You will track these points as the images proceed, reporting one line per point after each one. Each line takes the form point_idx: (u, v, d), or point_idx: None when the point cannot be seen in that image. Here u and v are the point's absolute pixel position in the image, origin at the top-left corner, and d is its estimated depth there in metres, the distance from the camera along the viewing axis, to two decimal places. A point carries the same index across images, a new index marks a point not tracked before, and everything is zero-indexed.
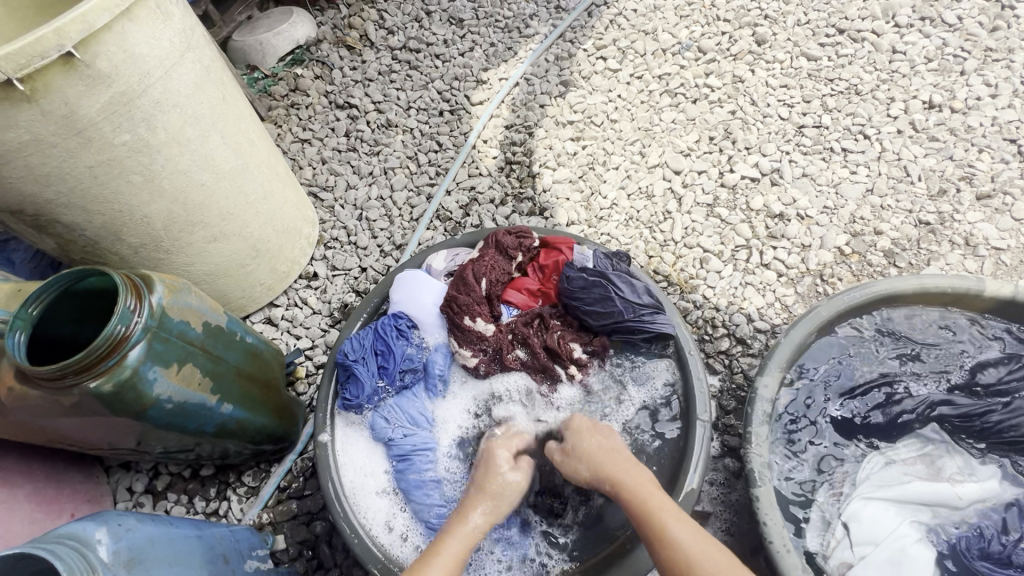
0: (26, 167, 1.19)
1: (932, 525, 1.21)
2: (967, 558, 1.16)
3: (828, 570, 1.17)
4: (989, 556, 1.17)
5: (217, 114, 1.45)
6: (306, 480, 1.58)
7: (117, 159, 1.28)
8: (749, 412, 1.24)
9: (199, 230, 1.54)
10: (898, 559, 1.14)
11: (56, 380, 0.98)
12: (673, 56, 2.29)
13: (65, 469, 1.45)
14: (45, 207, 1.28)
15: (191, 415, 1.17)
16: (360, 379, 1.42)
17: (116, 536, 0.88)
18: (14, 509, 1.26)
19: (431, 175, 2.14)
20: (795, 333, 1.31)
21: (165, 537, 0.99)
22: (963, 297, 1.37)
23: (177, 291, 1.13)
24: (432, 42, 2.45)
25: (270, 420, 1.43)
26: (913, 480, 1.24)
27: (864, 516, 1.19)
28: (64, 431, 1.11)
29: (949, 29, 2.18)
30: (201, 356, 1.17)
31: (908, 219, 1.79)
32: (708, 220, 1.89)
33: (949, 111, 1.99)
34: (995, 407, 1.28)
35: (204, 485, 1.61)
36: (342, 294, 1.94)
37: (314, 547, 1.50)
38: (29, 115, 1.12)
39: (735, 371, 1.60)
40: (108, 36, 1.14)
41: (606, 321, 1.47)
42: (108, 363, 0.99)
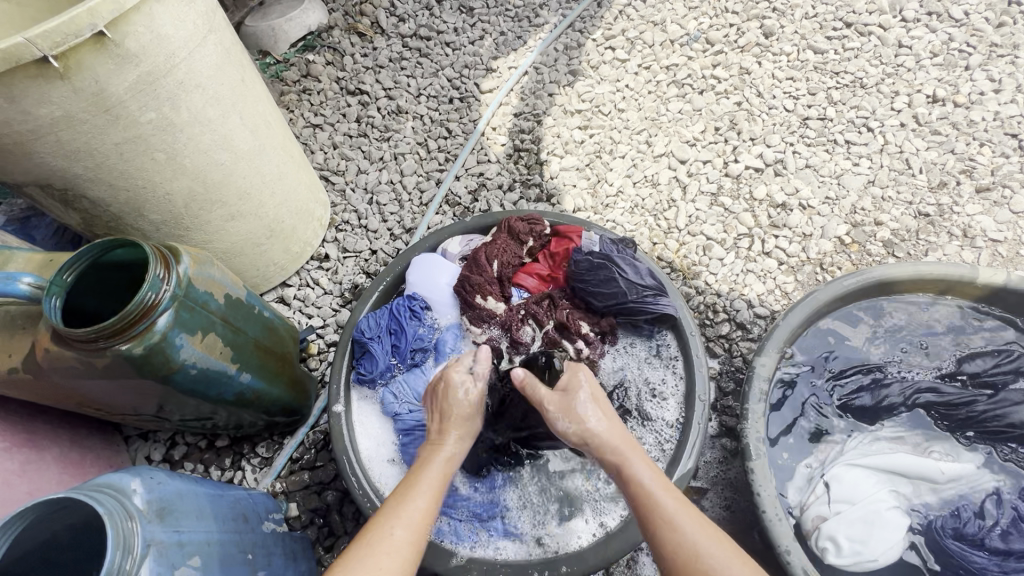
0: (57, 143, 1.24)
1: (911, 498, 1.24)
2: (939, 536, 1.20)
3: (805, 526, 1.21)
4: (961, 537, 1.20)
5: (237, 95, 1.49)
6: (317, 453, 1.64)
7: (143, 137, 1.33)
8: (746, 390, 1.29)
9: (218, 208, 1.59)
10: (872, 520, 1.18)
11: (89, 343, 1.03)
12: (681, 47, 2.32)
13: (88, 436, 1.51)
14: (73, 182, 1.33)
15: (213, 382, 1.23)
16: (375, 355, 1.48)
17: (148, 487, 0.94)
18: (43, 470, 1.32)
19: (441, 161, 2.19)
20: (793, 318, 1.35)
21: (192, 491, 1.05)
22: (956, 285, 1.40)
23: (201, 263, 1.18)
24: (443, 30, 2.48)
25: (285, 391, 1.49)
26: (898, 452, 1.27)
27: (845, 478, 1.23)
28: (93, 394, 1.17)
29: (956, 24, 2.20)
30: (224, 325, 1.22)
31: (908, 211, 1.82)
32: (711, 209, 1.93)
33: (952, 105, 2.02)
34: (980, 398, 1.31)
35: (219, 455, 1.67)
36: (353, 275, 1.99)
37: (325, 515, 1.56)
38: (62, 92, 1.16)
39: (734, 354, 1.65)
40: (137, 17, 1.18)
41: (610, 302, 1.52)
42: (138, 328, 1.05)
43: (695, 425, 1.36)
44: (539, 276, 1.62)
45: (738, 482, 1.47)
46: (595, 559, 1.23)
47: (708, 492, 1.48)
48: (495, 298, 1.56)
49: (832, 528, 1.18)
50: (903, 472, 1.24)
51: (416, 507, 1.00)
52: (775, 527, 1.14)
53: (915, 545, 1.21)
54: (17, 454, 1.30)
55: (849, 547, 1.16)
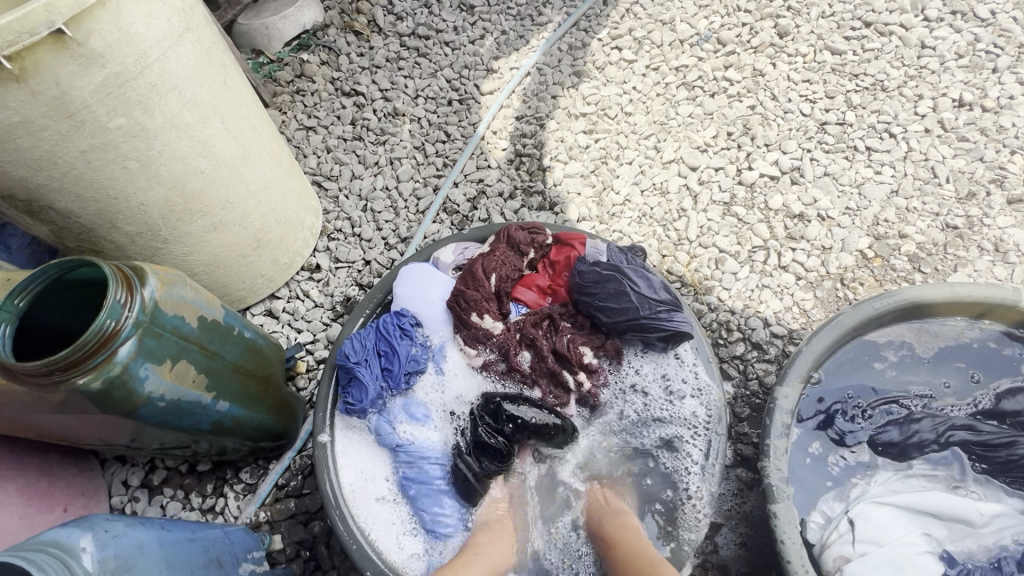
0: (16, 151, 1.14)
1: (945, 543, 1.12)
2: None
3: (825, 565, 1.08)
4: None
5: (217, 98, 1.39)
6: (304, 479, 1.54)
7: (112, 144, 1.22)
8: (768, 422, 1.18)
9: (199, 219, 1.49)
10: (900, 563, 1.05)
11: (41, 376, 0.93)
12: (691, 47, 2.21)
13: (59, 463, 1.42)
14: (37, 192, 1.23)
15: (185, 412, 1.13)
16: (364, 382, 1.36)
17: (101, 543, 0.83)
18: (5, 504, 1.23)
19: (438, 167, 2.08)
20: (816, 343, 1.23)
21: (156, 540, 0.95)
22: (995, 309, 1.25)
23: (171, 284, 1.08)
24: (442, 29, 2.38)
25: (268, 416, 1.38)
26: (933, 491, 1.15)
27: (872, 516, 1.10)
28: (53, 428, 1.07)
29: (982, 24, 2.08)
30: (197, 351, 1.12)
31: (935, 223, 1.71)
32: (724, 219, 1.82)
33: (980, 109, 1.90)
34: (1022, 438, 1.18)
35: (201, 480, 1.57)
36: (345, 287, 1.89)
37: (312, 547, 1.46)
38: (19, 95, 1.06)
39: (749, 377, 1.54)
40: (102, 13, 1.08)
41: (619, 317, 1.41)
42: (96, 360, 0.94)
43: (715, 458, 1.30)
44: (539, 289, 1.52)
45: (755, 516, 1.37)
46: None
47: (723, 527, 1.37)
48: (492, 317, 1.44)
49: (855, 570, 1.04)
50: (937, 514, 1.12)
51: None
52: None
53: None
54: None
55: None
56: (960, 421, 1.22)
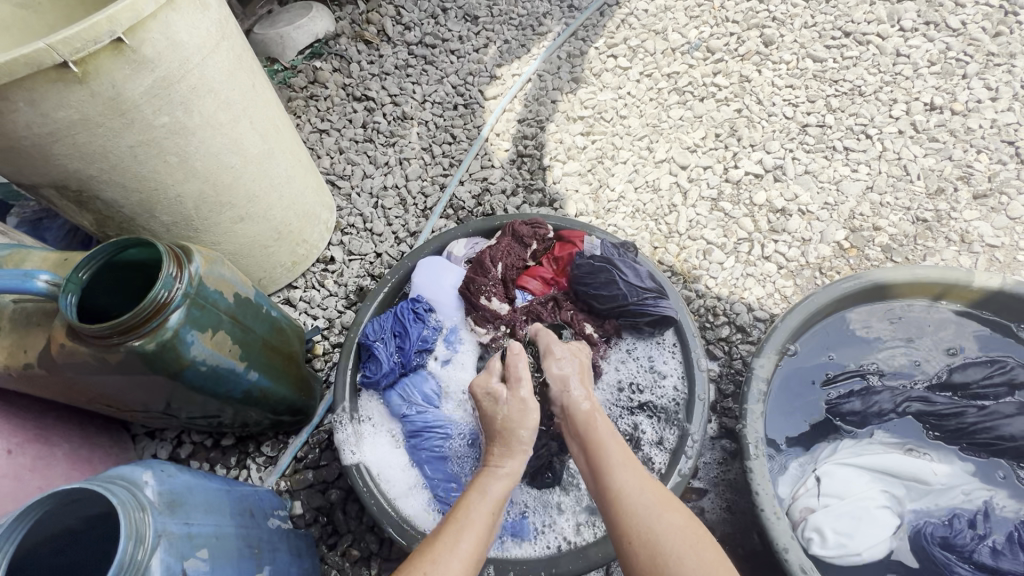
0: (72, 146, 1.27)
1: (904, 500, 1.21)
2: (925, 542, 1.16)
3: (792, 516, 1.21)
4: (949, 546, 1.16)
5: (247, 101, 1.53)
6: (321, 452, 1.66)
7: (156, 140, 1.36)
8: (745, 390, 1.30)
9: (227, 210, 1.62)
10: (859, 515, 1.17)
11: (103, 339, 1.06)
12: (682, 55, 2.36)
13: (97, 434, 1.54)
14: (87, 183, 1.37)
15: (222, 378, 1.25)
16: (379, 357, 1.49)
17: (159, 479, 0.97)
18: (53, 465, 1.35)
19: (445, 166, 2.22)
20: (791, 320, 1.35)
21: (200, 485, 1.08)
22: (953, 289, 1.37)
23: (212, 263, 1.21)
24: (448, 38, 2.53)
25: (291, 390, 1.51)
26: (893, 452, 1.25)
27: (836, 474, 1.22)
28: (105, 390, 1.20)
29: (953, 34, 2.23)
30: (233, 323, 1.25)
31: (906, 217, 1.85)
32: (712, 214, 1.95)
33: (950, 112, 2.04)
34: (969, 409, 1.27)
35: (225, 453, 1.69)
36: (358, 277, 2.02)
37: (329, 513, 1.58)
38: (80, 96, 1.20)
39: (734, 357, 1.67)
40: (154, 24, 1.22)
41: (612, 305, 1.54)
42: (151, 325, 1.07)
43: (696, 426, 1.38)
44: (543, 279, 1.65)
45: (738, 482, 1.49)
46: (599, 556, 1.23)
47: (709, 492, 1.49)
48: (499, 299, 1.59)
49: (819, 519, 1.17)
50: (896, 473, 1.22)
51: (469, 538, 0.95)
52: (773, 526, 1.15)
53: (901, 547, 1.17)
54: (27, 449, 1.32)
55: (836, 540, 1.14)
56: (914, 392, 1.32)
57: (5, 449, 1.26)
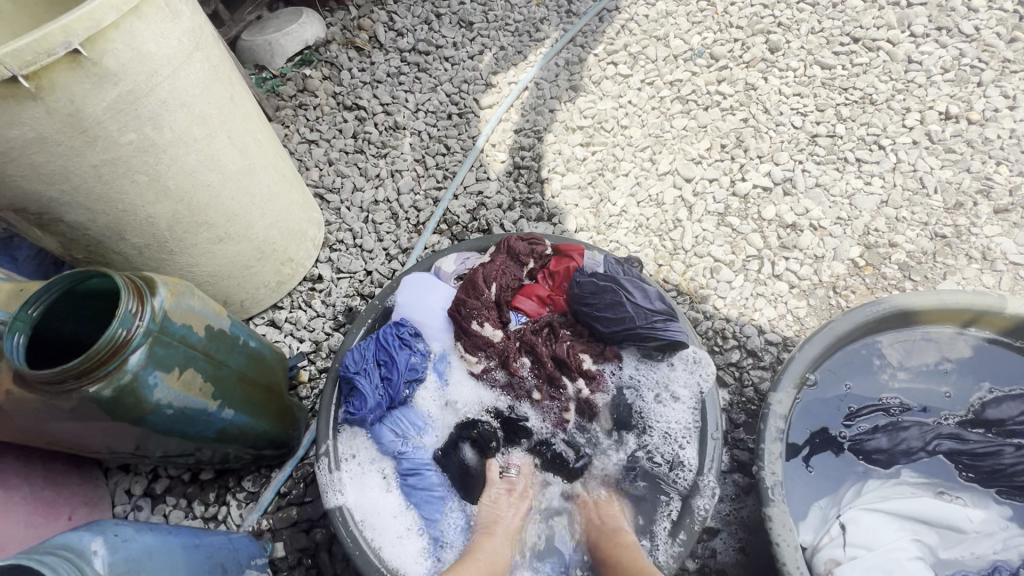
0: (29, 166, 1.17)
1: (936, 550, 1.11)
2: None
3: (816, 568, 1.10)
4: None
5: (223, 114, 1.43)
6: (306, 487, 1.55)
7: (123, 159, 1.26)
8: (762, 427, 1.20)
9: (204, 231, 1.52)
10: (889, 568, 1.07)
11: (53, 384, 0.95)
12: (685, 62, 2.27)
13: (64, 472, 1.43)
14: (49, 204, 1.26)
15: (192, 420, 1.15)
16: (364, 392, 1.37)
17: (113, 547, 0.86)
18: (11, 511, 1.24)
19: (438, 179, 2.12)
20: (810, 349, 1.25)
21: (163, 545, 0.97)
22: (983, 315, 1.27)
23: (179, 294, 1.11)
24: (442, 45, 2.44)
25: (271, 424, 1.41)
26: (924, 496, 1.15)
27: (863, 521, 1.12)
28: (62, 435, 1.09)
29: (967, 39, 2.15)
30: (204, 360, 1.14)
31: (923, 232, 1.76)
32: (719, 229, 1.86)
33: (966, 122, 1.95)
34: (1006, 448, 1.18)
35: (203, 489, 1.58)
36: (346, 297, 1.92)
37: (314, 555, 1.47)
38: (34, 113, 1.10)
39: (745, 383, 1.57)
40: (116, 34, 1.12)
41: (618, 327, 1.43)
42: (107, 368, 0.97)
43: (710, 461, 1.30)
44: (539, 298, 1.54)
45: (752, 521, 1.39)
46: None
47: (721, 532, 1.39)
48: (493, 324, 1.48)
49: (845, 573, 1.07)
50: (928, 519, 1.12)
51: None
52: None
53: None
54: None
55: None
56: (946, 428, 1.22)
57: None
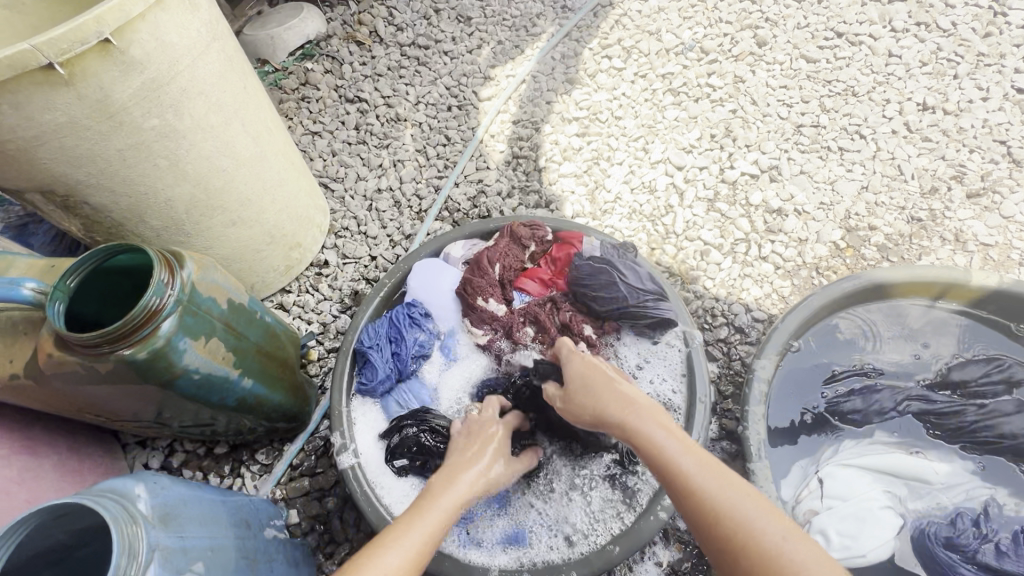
0: (60, 149, 1.24)
1: (906, 500, 1.21)
2: (928, 542, 1.15)
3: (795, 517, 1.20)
4: (952, 546, 1.14)
5: (238, 102, 1.50)
6: (318, 459, 1.64)
7: (146, 144, 1.33)
8: (746, 392, 1.30)
9: (218, 214, 1.60)
10: (864, 516, 1.17)
11: (92, 348, 1.03)
12: (676, 55, 2.36)
13: (87, 444, 1.50)
14: (74, 187, 1.33)
15: (214, 387, 1.23)
16: (375, 364, 1.46)
17: (152, 492, 0.94)
18: (42, 477, 1.31)
19: (439, 168, 2.20)
20: (791, 320, 1.35)
21: (195, 496, 1.05)
22: (951, 288, 1.37)
23: (204, 268, 1.19)
24: (441, 39, 2.51)
25: (285, 397, 1.48)
26: (895, 453, 1.25)
27: (839, 475, 1.22)
28: (95, 401, 1.17)
29: (944, 34, 2.25)
30: (226, 331, 1.22)
31: (901, 216, 1.86)
32: (708, 214, 1.95)
33: (942, 112, 2.06)
34: (970, 408, 1.27)
35: (219, 462, 1.66)
36: (352, 281, 1.99)
37: (326, 521, 1.55)
38: (66, 98, 1.17)
39: (733, 357, 1.67)
40: (142, 25, 1.19)
41: (611, 306, 1.52)
42: (142, 333, 1.04)
43: (697, 428, 1.37)
44: (541, 280, 1.63)
45: None
46: (601, 562, 1.22)
47: None
48: (497, 301, 1.56)
49: (823, 521, 1.17)
50: (898, 473, 1.23)
51: (416, 538, 0.94)
52: None
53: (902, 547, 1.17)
54: (15, 460, 1.29)
55: (839, 541, 1.14)
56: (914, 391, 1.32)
57: None
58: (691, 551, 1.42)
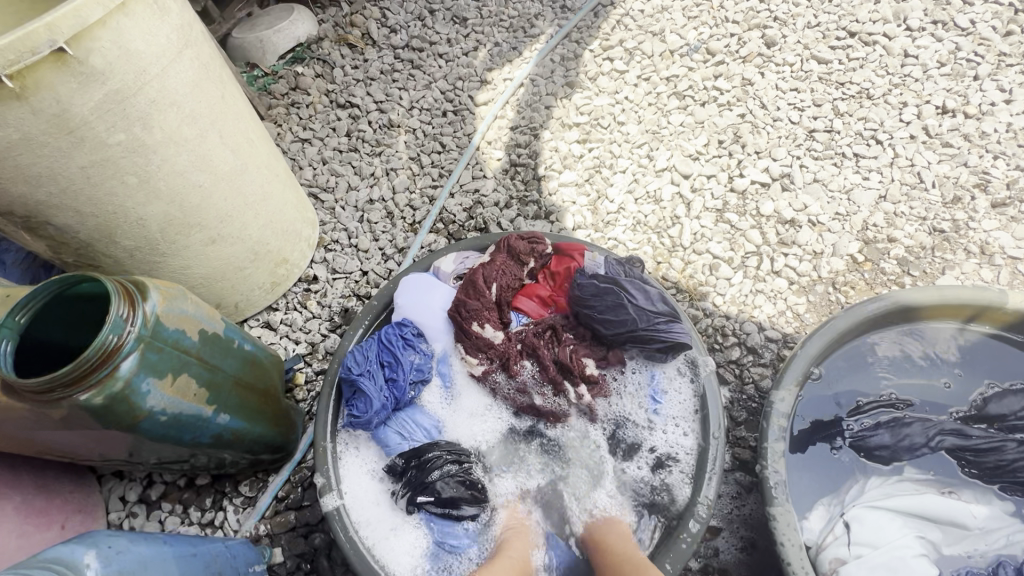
0: (16, 168, 1.14)
1: (941, 546, 1.11)
2: None
3: (819, 566, 1.10)
4: None
5: (215, 113, 1.40)
6: (304, 491, 1.53)
7: (111, 160, 1.23)
8: (765, 425, 1.19)
9: (196, 232, 1.49)
10: (896, 566, 1.07)
11: (43, 393, 0.93)
12: (681, 57, 2.25)
13: (56, 479, 1.40)
14: (35, 207, 1.23)
15: (186, 426, 1.13)
16: (367, 394, 1.35)
17: (106, 559, 0.84)
18: (3, 521, 1.22)
19: (434, 177, 2.10)
20: (811, 347, 1.24)
21: (158, 555, 0.95)
22: (985, 311, 1.26)
23: (172, 298, 1.08)
24: (435, 41, 2.41)
25: (267, 429, 1.38)
26: (929, 493, 1.15)
27: (867, 519, 1.12)
28: (53, 444, 1.07)
29: (962, 33, 2.14)
30: (198, 365, 1.12)
31: (922, 227, 1.75)
32: (717, 225, 1.85)
33: (963, 116, 1.95)
34: (1009, 444, 1.17)
35: (200, 494, 1.56)
36: (342, 298, 1.89)
37: (312, 560, 1.45)
38: (19, 113, 1.07)
39: (746, 380, 1.56)
40: (102, 32, 1.09)
41: (619, 331, 1.42)
42: (99, 374, 0.94)
43: (711, 464, 1.27)
44: (540, 298, 1.52)
45: (755, 519, 1.38)
46: None
47: (723, 531, 1.38)
48: (493, 326, 1.46)
49: (851, 572, 1.06)
50: (932, 516, 1.12)
51: None
52: None
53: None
54: None
55: None
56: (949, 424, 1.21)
57: None
58: None
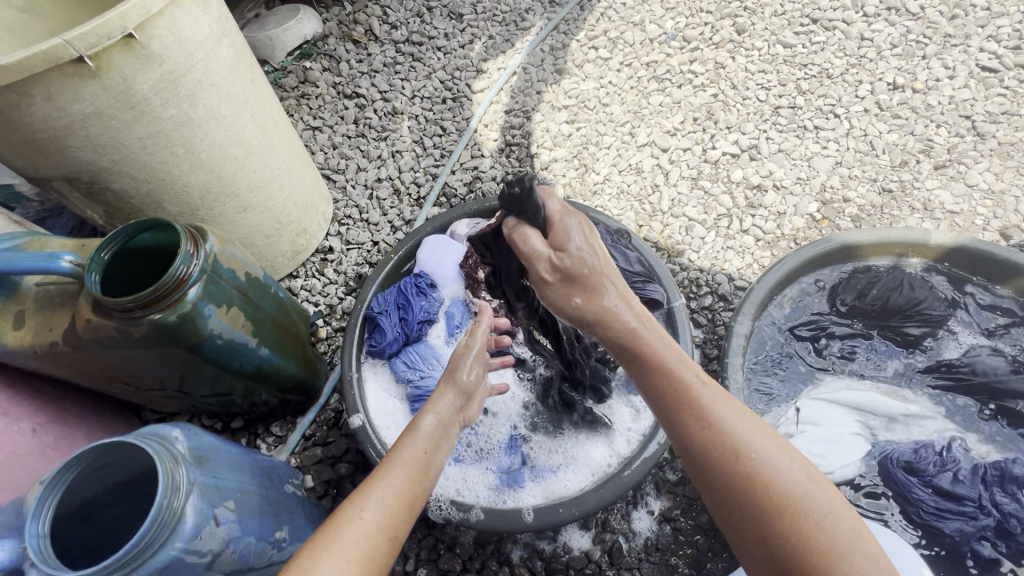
0: (86, 138, 1.34)
1: (877, 431, 1.44)
2: (890, 466, 1.38)
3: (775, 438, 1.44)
4: (911, 470, 1.37)
5: (247, 95, 1.60)
6: (329, 430, 1.71)
7: (164, 133, 1.44)
8: (728, 345, 1.45)
9: (231, 200, 1.70)
10: (833, 438, 1.41)
11: (125, 312, 1.14)
12: (660, 44, 2.47)
13: (112, 418, 1.59)
14: (99, 175, 1.43)
15: (235, 353, 1.33)
16: (383, 328, 1.57)
17: (188, 436, 1.06)
18: (75, 446, 1.41)
19: (436, 157, 2.30)
20: (768, 280, 1.52)
21: (225, 447, 1.16)
22: (913, 247, 1.57)
23: (224, 243, 1.29)
24: (434, 35, 2.62)
25: (300, 369, 1.57)
26: (871, 392, 1.48)
27: (814, 406, 1.46)
28: (126, 366, 1.28)
29: (913, 17, 2.36)
30: (245, 301, 1.32)
31: (872, 188, 1.97)
32: (692, 192, 2.06)
33: (911, 91, 2.17)
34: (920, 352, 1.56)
35: (236, 435, 1.74)
36: (356, 265, 2.09)
37: (338, 486, 1.63)
38: (93, 89, 1.27)
39: (717, 323, 1.78)
40: (161, 21, 1.29)
41: None
42: (171, 298, 1.15)
43: None
44: None
45: None
46: (594, 502, 1.31)
47: None
48: None
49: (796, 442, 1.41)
50: (870, 408, 1.45)
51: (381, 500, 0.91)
52: None
53: (867, 467, 1.41)
54: (49, 429, 1.38)
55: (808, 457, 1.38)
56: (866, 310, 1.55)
57: (29, 429, 1.32)
58: (681, 499, 1.53)
